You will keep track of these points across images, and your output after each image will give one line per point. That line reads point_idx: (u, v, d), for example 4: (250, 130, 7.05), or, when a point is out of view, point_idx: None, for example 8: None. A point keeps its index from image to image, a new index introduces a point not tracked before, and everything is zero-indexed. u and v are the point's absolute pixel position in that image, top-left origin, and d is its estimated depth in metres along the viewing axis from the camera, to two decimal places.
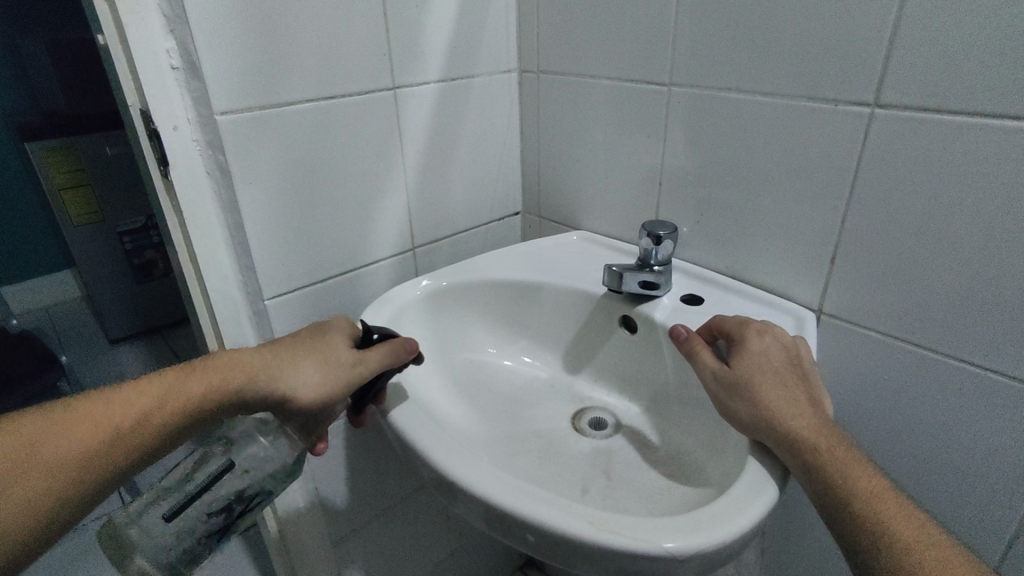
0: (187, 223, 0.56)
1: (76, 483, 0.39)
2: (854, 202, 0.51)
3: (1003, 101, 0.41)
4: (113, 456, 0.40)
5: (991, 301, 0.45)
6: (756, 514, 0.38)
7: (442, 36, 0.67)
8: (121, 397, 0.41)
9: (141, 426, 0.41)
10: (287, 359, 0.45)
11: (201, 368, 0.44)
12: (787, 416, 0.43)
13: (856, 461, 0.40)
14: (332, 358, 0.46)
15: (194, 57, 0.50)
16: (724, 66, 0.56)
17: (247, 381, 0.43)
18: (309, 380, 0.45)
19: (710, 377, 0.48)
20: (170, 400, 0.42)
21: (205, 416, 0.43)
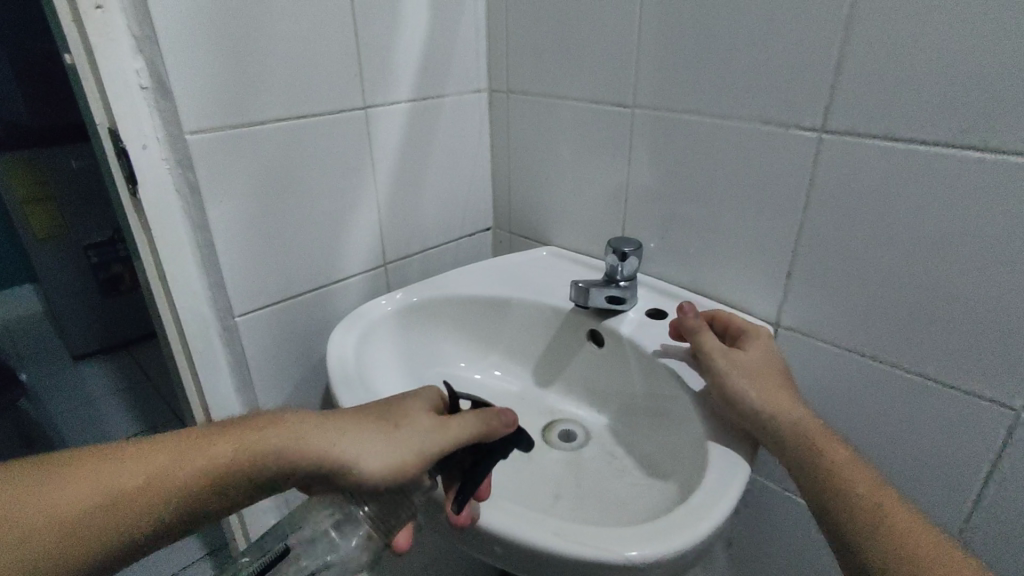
0: (157, 242, 0.56)
1: (87, 543, 0.36)
2: (805, 221, 0.54)
3: (936, 129, 0.44)
4: (140, 512, 0.37)
5: (932, 314, 0.48)
6: (722, 514, 0.40)
7: (413, 57, 0.68)
8: (137, 451, 0.38)
9: (184, 482, 0.37)
10: (340, 424, 0.39)
11: (230, 429, 0.40)
12: (790, 408, 0.46)
13: (853, 460, 0.42)
14: (403, 430, 0.39)
15: (164, 78, 0.51)
16: (684, 91, 0.58)
17: (301, 450, 0.38)
18: (370, 454, 0.38)
19: (716, 352, 0.51)
20: (187, 460, 0.38)
21: (250, 480, 0.38)
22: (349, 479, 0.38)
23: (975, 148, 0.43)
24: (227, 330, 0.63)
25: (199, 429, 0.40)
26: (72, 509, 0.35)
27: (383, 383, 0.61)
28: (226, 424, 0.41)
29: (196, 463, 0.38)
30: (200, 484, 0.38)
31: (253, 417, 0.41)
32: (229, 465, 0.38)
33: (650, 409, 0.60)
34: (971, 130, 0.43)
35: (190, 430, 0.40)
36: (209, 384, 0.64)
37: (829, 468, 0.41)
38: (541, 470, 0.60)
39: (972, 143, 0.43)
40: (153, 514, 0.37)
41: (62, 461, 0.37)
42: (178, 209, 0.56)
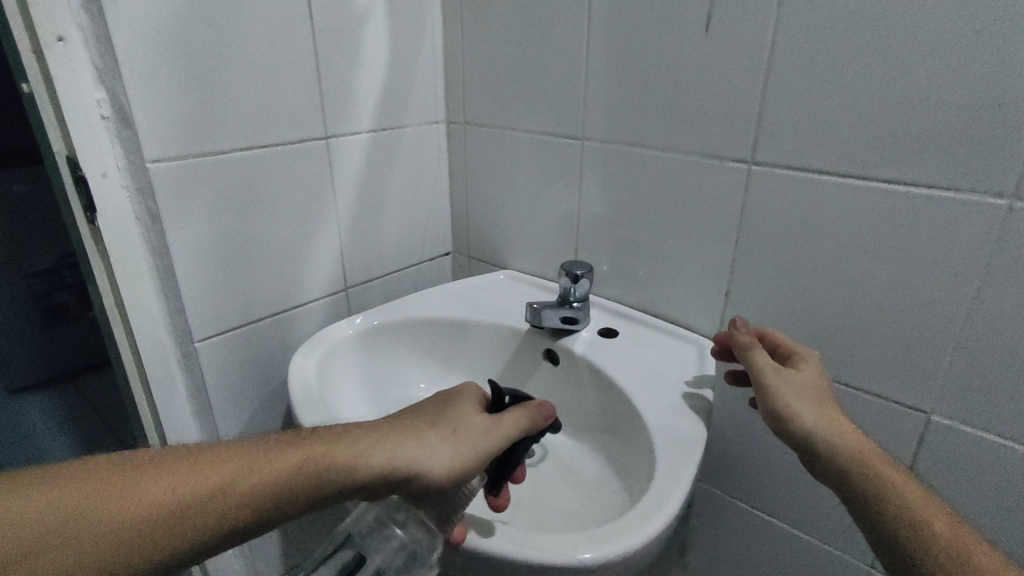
0: (115, 268, 0.56)
1: (155, 542, 0.36)
2: (740, 245, 0.58)
3: (847, 162, 0.49)
4: (207, 516, 0.37)
5: (852, 329, 0.53)
6: (679, 501, 0.45)
7: (373, 89, 0.71)
8: (172, 471, 0.38)
9: (248, 488, 0.38)
10: (393, 434, 0.41)
11: (271, 446, 0.40)
12: (854, 436, 0.44)
13: (924, 496, 0.40)
14: (460, 436, 0.41)
15: (126, 109, 0.52)
16: (629, 125, 0.63)
17: (366, 456, 0.39)
18: (431, 461, 0.39)
19: (769, 369, 0.48)
20: (231, 480, 0.38)
21: (312, 488, 0.39)
22: (414, 483, 0.39)
23: (881, 178, 0.48)
24: (186, 355, 0.63)
25: (236, 446, 0.40)
26: (111, 530, 0.36)
27: (343, 405, 0.62)
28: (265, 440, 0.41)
29: (241, 482, 0.38)
30: (244, 505, 0.38)
31: (314, 428, 0.42)
32: (280, 481, 0.39)
33: (604, 423, 0.62)
34: (878, 163, 0.48)
35: (254, 442, 0.41)
36: (166, 410, 0.63)
37: (903, 505, 0.40)
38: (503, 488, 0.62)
39: (879, 175, 0.48)
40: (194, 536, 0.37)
41: (94, 479, 0.37)
42: (138, 235, 0.57)
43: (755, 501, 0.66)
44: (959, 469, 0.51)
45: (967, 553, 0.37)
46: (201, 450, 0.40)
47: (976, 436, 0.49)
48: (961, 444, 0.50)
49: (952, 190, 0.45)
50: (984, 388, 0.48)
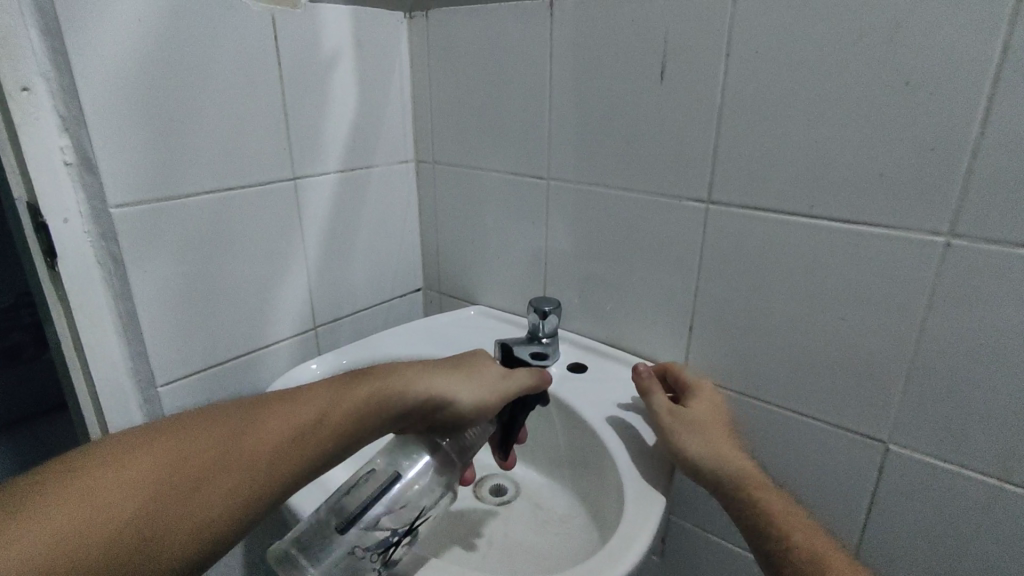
0: (75, 313, 0.56)
1: (268, 470, 0.41)
2: (700, 280, 0.60)
3: (797, 203, 0.52)
4: (305, 444, 0.43)
5: (811, 361, 0.55)
6: (647, 539, 0.45)
7: (341, 131, 0.72)
8: (262, 416, 0.43)
9: (333, 418, 0.44)
10: (431, 372, 0.49)
11: (330, 391, 0.46)
12: (735, 459, 0.50)
13: (791, 511, 0.46)
14: (482, 375, 0.50)
15: (88, 156, 0.52)
16: (592, 165, 0.65)
17: (413, 387, 0.47)
18: (463, 394, 0.48)
19: (664, 413, 0.54)
20: (307, 422, 0.44)
21: (378, 413, 0.46)
22: (449, 408, 0.48)
23: (828, 219, 0.50)
24: (148, 400, 0.62)
25: (294, 397, 0.45)
26: (211, 480, 0.39)
27: None
28: (320, 387, 0.46)
29: (319, 421, 0.44)
30: (323, 441, 0.44)
31: (359, 370, 0.49)
32: (358, 410, 0.45)
33: (573, 459, 0.63)
34: (825, 204, 0.50)
35: (317, 385, 0.46)
36: None
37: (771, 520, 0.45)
38: (475, 527, 0.61)
39: (826, 215, 0.51)
40: (285, 474, 0.42)
41: (174, 442, 0.40)
42: (99, 279, 0.57)
43: (725, 532, 0.66)
44: (916, 496, 0.52)
45: (823, 557, 0.43)
46: (273, 397, 0.45)
47: (931, 463, 0.51)
48: (917, 472, 0.52)
49: (894, 229, 0.47)
50: (934, 416, 0.50)
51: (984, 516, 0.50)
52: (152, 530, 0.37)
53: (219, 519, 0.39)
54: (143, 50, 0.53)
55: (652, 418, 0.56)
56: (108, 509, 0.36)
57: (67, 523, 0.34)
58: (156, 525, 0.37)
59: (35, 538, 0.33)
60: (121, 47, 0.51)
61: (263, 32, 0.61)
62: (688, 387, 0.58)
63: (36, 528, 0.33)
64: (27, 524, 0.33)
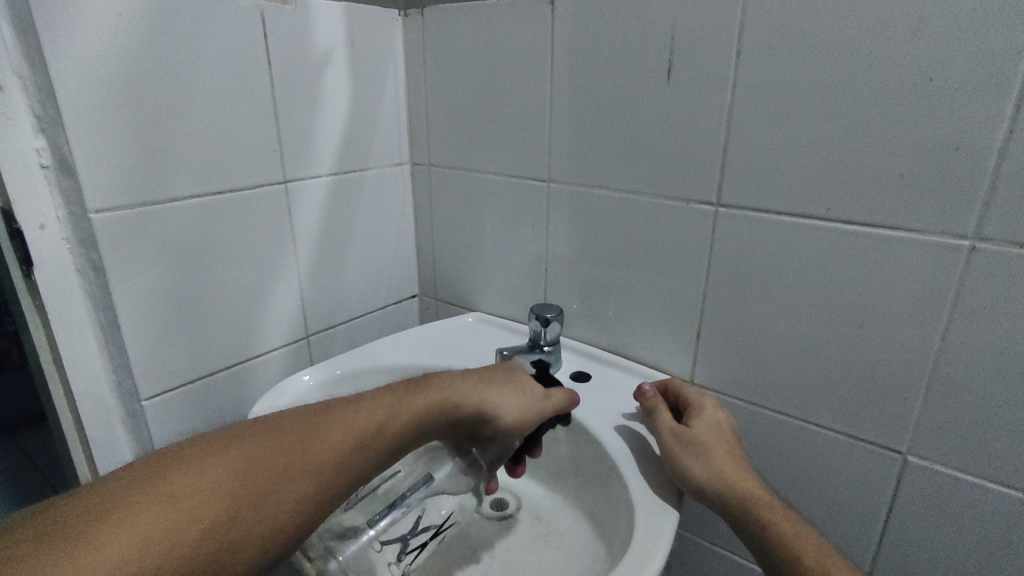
0: (52, 325, 0.53)
1: (331, 480, 0.40)
2: (708, 286, 0.58)
3: (810, 205, 0.50)
4: (366, 453, 0.42)
5: (826, 370, 0.53)
6: (660, 564, 0.42)
7: (335, 132, 0.69)
8: (321, 426, 0.42)
9: (390, 426, 0.43)
10: (481, 383, 0.49)
11: (385, 400, 0.45)
12: (740, 480, 0.47)
13: (809, 536, 0.45)
14: (529, 388, 0.50)
15: (66, 159, 0.49)
16: (594, 167, 0.63)
17: (463, 400, 0.47)
18: (512, 407, 0.49)
19: (668, 432, 0.52)
20: (367, 432, 0.43)
21: (431, 425, 0.46)
22: (491, 421, 0.48)
23: (844, 222, 0.48)
24: (131, 414, 0.59)
25: (350, 404, 0.44)
26: (279, 490, 0.38)
27: None
28: (377, 394, 0.45)
29: (377, 431, 0.43)
30: (382, 450, 0.43)
31: (408, 380, 0.48)
32: (414, 420, 0.45)
33: (578, 472, 0.60)
34: (841, 207, 0.48)
35: (371, 394, 0.45)
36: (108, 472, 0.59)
37: (787, 548, 0.44)
38: (473, 546, 0.59)
39: (842, 218, 0.49)
40: (348, 483, 0.41)
41: (236, 453, 0.39)
42: (78, 288, 0.54)
43: (735, 545, 0.64)
44: (935, 510, 0.50)
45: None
46: (328, 406, 0.44)
47: (954, 475, 0.49)
48: (937, 485, 0.50)
49: (916, 234, 0.45)
50: (956, 428, 0.48)
51: (1008, 531, 0.48)
52: (225, 543, 0.36)
53: (285, 532, 0.38)
54: (125, 48, 0.50)
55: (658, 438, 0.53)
56: (184, 523, 0.34)
57: (146, 539, 0.33)
58: (228, 537, 0.36)
59: (121, 555, 0.32)
60: (102, 44, 0.49)
61: (252, 29, 0.59)
62: (692, 403, 0.55)
63: (118, 544, 0.32)
64: (106, 541, 0.32)
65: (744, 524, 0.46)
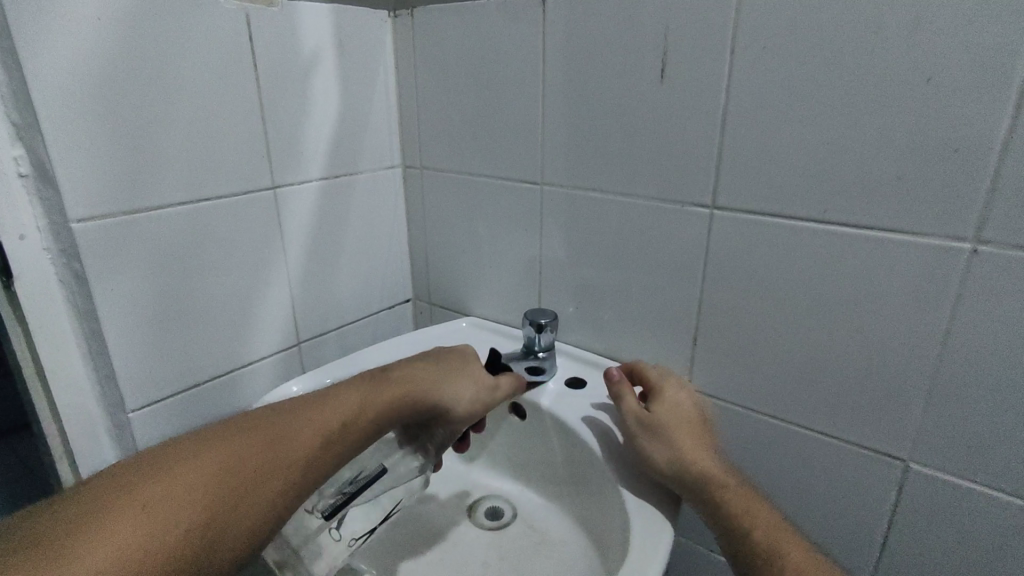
0: (34, 336, 0.52)
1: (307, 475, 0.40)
2: (705, 290, 0.57)
3: (808, 208, 0.49)
4: (337, 447, 0.42)
5: (826, 375, 0.52)
6: None
7: (324, 135, 0.68)
8: (294, 424, 0.41)
9: (357, 420, 0.43)
10: (438, 375, 0.49)
11: (352, 395, 0.44)
12: (697, 456, 0.48)
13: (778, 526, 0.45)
14: (483, 376, 0.51)
15: (44, 168, 0.48)
16: (587, 170, 0.61)
17: (423, 393, 0.47)
18: (469, 395, 0.50)
19: (630, 415, 0.53)
20: (339, 427, 0.43)
21: (392, 419, 0.45)
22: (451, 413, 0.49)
23: (842, 225, 0.47)
24: (117, 425, 0.58)
25: (318, 399, 0.44)
26: (253, 490, 0.38)
27: None
28: (343, 390, 0.45)
29: (347, 427, 0.43)
30: (352, 444, 0.43)
31: (369, 372, 0.47)
32: (379, 414, 0.45)
33: (573, 480, 0.59)
34: (838, 209, 0.47)
35: (338, 389, 0.45)
36: None
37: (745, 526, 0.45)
38: (467, 557, 0.58)
39: (840, 220, 0.47)
40: (319, 478, 0.41)
41: (209, 455, 0.38)
42: (61, 299, 0.53)
43: None
44: (937, 517, 0.49)
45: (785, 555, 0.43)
46: (298, 403, 0.43)
47: (957, 482, 0.48)
48: (938, 492, 0.49)
49: (915, 236, 0.44)
50: (958, 435, 0.47)
51: (1012, 539, 0.47)
52: (204, 544, 0.35)
53: (262, 528, 0.38)
54: (104, 53, 0.49)
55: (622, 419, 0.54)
56: (162, 528, 0.34)
57: (123, 548, 0.32)
58: (205, 540, 0.35)
59: (101, 562, 0.31)
60: (81, 50, 0.48)
61: (236, 32, 0.57)
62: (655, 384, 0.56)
63: (98, 553, 0.32)
64: (84, 550, 0.32)
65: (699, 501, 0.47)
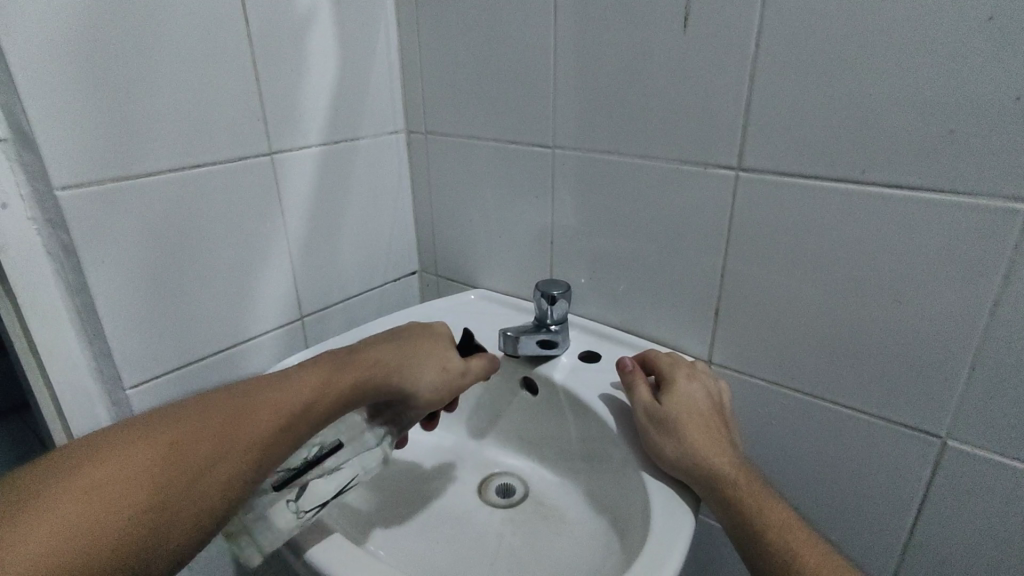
0: (25, 310, 0.49)
1: (265, 455, 0.38)
2: (729, 258, 0.53)
3: (844, 168, 0.45)
4: (297, 428, 0.40)
5: (858, 348, 0.49)
6: (678, 562, 0.39)
7: (322, 98, 0.65)
8: (250, 403, 0.39)
9: (319, 401, 0.41)
10: (406, 357, 0.47)
11: (314, 375, 0.42)
12: (714, 454, 0.45)
13: (795, 520, 0.42)
14: (452, 358, 0.49)
15: (25, 131, 0.45)
16: (602, 131, 0.58)
17: (387, 377, 0.45)
18: (435, 378, 0.47)
19: (641, 410, 0.50)
20: (300, 407, 0.40)
21: (357, 403, 0.43)
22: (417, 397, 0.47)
23: (880, 186, 0.44)
24: (116, 402, 0.56)
25: (266, 382, 0.41)
26: (204, 473, 0.35)
27: None
28: (294, 373, 0.42)
29: (307, 408, 0.41)
30: (313, 426, 0.41)
31: (331, 353, 0.45)
32: (343, 396, 0.42)
33: (588, 457, 0.57)
34: (878, 168, 0.44)
35: (299, 369, 0.42)
36: None
37: (765, 527, 0.42)
38: (480, 536, 0.56)
39: (879, 181, 0.44)
40: (277, 462, 0.39)
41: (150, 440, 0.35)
42: (51, 270, 0.50)
43: None
44: (977, 497, 0.47)
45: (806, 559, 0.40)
46: (257, 382, 0.41)
47: (997, 461, 0.45)
48: (978, 470, 0.46)
49: (964, 198, 0.41)
50: (1002, 411, 0.43)
51: None
52: (152, 528, 0.33)
53: (218, 511, 0.36)
54: (82, 6, 0.45)
55: (633, 413, 0.51)
56: (105, 512, 0.32)
57: (62, 540, 0.30)
58: (152, 528, 0.33)
59: (38, 548, 0.30)
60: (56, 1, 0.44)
61: None
62: (665, 375, 0.52)
63: (36, 538, 0.30)
64: (21, 536, 0.30)
65: (711, 498, 0.44)
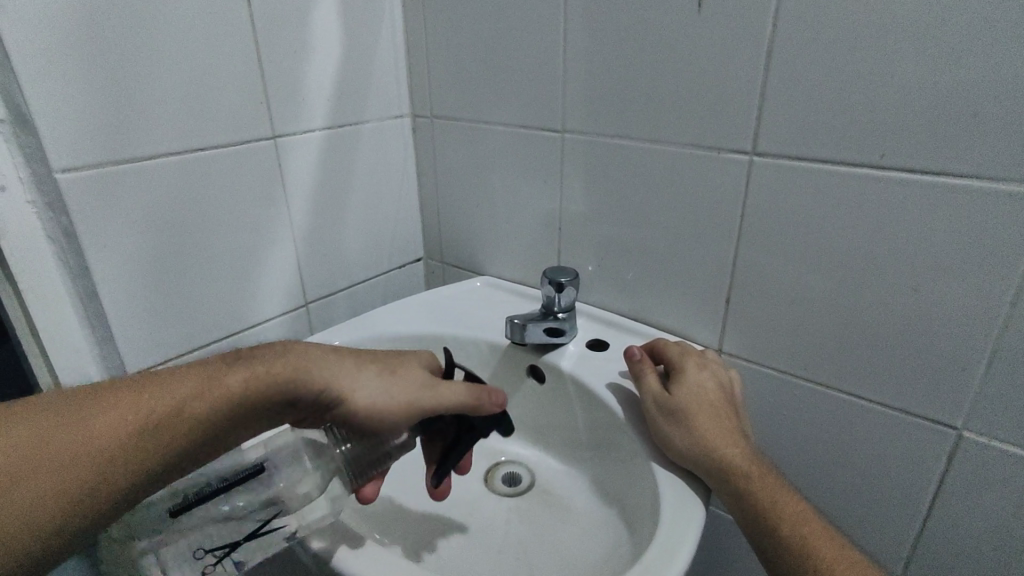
0: (28, 300, 0.48)
1: (127, 456, 0.36)
2: (741, 245, 0.52)
3: (863, 152, 0.44)
4: (169, 431, 0.37)
5: (874, 337, 0.48)
6: (690, 554, 0.39)
7: (326, 80, 0.63)
8: (126, 397, 0.38)
9: (197, 403, 0.38)
10: (334, 360, 0.41)
11: (203, 371, 0.40)
12: (724, 446, 0.44)
13: (809, 513, 0.42)
14: (393, 369, 0.42)
15: (23, 113, 0.44)
16: (612, 114, 0.56)
17: (296, 378, 0.39)
18: (365, 387, 0.41)
19: (649, 401, 0.49)
20: (175, 405, 0.38)
21: (251, 406, 0.39)
22: (346, 409, 0.40)
23: (900, 170, 0.43)
24: None
25: (171, 372, 0.40)
26: (56, 464, 0.35)
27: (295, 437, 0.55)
28: (200, 364, 0.40)
29: (181, 409, 0.38)
30: (191, 429, 0.38)
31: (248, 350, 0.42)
32: (232, 399, 0.39)
33: (596, 446, 0.56)
34: (899, 152, 0.42)
35: (195, 364, 0.40)
36: None
37: (777, 520, 0.41)
38: (487, 525, 0.56)
39: (899, 165, 0.42)
40: (145, 463, 0.37)
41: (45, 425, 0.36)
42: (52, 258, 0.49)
43: None
44: (992, 489, 0.46)
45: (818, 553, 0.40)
46: (150, 374, 0.40)
47: (1014, 452, 0.44)
48: (995, 461, 0.45)
49: (990, 182, 0.39)
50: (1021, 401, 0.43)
51: None
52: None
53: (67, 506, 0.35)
54: None
55: (642, 403, 0.50)
56: None
57: None
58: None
59: None
60: None
61: None
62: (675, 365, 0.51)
63: None
64: None
65: (722, 489, 0.43)
